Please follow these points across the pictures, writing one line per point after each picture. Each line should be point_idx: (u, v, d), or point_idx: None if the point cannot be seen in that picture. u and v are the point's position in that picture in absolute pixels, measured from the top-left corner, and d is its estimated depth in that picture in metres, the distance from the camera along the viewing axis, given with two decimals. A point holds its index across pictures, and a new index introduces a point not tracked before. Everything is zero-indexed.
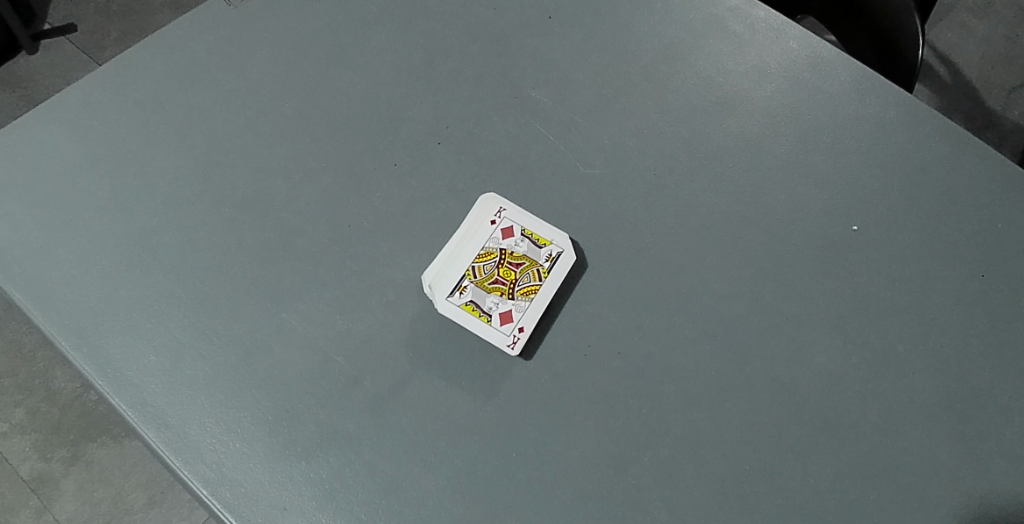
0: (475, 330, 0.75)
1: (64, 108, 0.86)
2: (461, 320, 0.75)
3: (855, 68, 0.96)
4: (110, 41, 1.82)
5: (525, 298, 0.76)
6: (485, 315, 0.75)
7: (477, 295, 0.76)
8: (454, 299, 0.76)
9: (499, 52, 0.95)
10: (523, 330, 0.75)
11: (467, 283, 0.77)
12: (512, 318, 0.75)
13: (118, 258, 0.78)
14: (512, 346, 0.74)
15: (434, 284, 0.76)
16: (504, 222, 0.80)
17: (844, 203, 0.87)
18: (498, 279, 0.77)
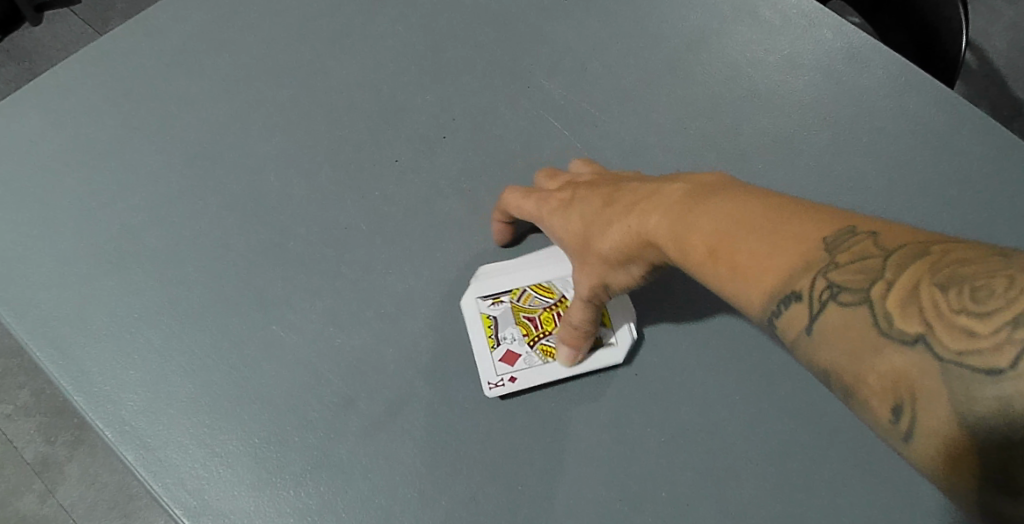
0: (476, 345, 0.69)
1: (43, 96, 0.81)
2: (472, 328, 0.69)
3: (898, 61, 0.88)
4: (116, 13, 1.76)
5: (542, 356, 0.68)
6: (495, 340, 0.69)
7: (506, 318, 0.69)
8: (483, 304, 0.70)
9: (510, 38, 0.88)
10: (514, 381, 0.67)
11: (506, 300, 0.70)
12: (514, 363, 0.68)
13: (101, 260, 0.73)
14: (490, 386, 0.67)
15: (479, 279, 0.70)
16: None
17: (882, 211, 0.82)
18: (535, 318, 0.69)
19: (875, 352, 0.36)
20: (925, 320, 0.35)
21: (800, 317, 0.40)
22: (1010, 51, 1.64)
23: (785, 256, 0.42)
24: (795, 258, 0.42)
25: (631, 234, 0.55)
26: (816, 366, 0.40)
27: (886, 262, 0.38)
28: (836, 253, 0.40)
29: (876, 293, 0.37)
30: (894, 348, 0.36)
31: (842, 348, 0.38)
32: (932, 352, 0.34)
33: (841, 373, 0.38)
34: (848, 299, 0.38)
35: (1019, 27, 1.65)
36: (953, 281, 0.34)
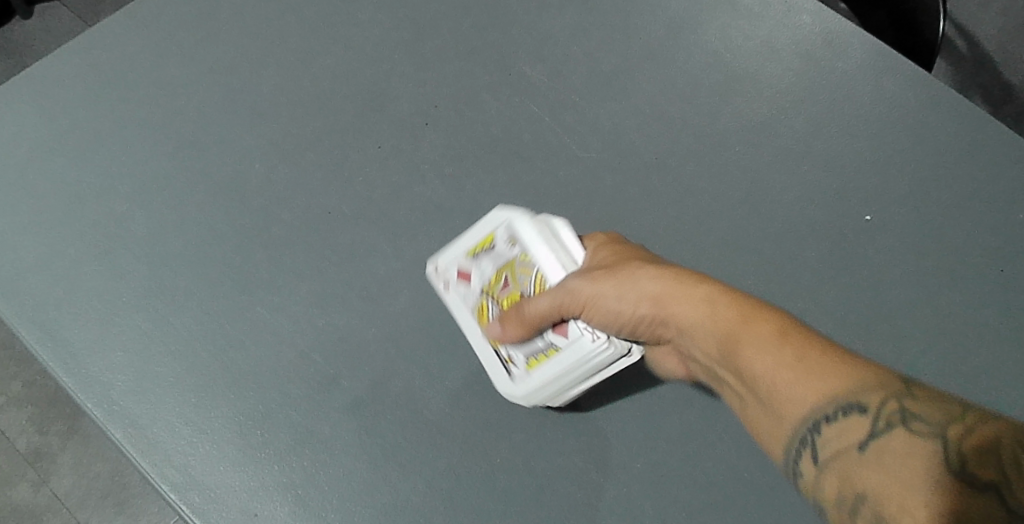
0: (467, 241, 0.71)
1: (29, 85, 0.82)
2: (480, 230, 0.70)
3: (874, 46, 0.91)
4: (106, 5, 1.76)
5: (473, 307, 0.69)
6: (478, 255, 0.70)
7: (495, 261, 0.68)
8: (503, 234, 0.68)
9: (494, 26, 0.90)
10: (445, 290, 0.70)
11: (514, 252, 0.67)
12: (463, 280, 0.70)
13: (87, 245, 0.74)
14: (434, 267, 0.71)
15: (526, 218, 0.66)
16: (579, 330, 0.65)
17: (857, 192, 0.84)
18: (506, 285, 0.67)
19: (936, 491, 0.41)
20: (1000, 471, 0.41)
21: (857, 429, 0.46)
22: (1000, 37, 1.65)
23: (844, 377, 0.48)
24: (872, 378, 0.48)
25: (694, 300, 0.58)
26: (863, 483, 0.44)
27: (961, 413, 0.44)
28: (910, 388, 0.47)
29: (952, 434, 0.43)
30: (964, 493, 0.40)
31: (899, 474, 0.42)
32: (1004, 503, 0.40)
33: (887, 497, 0.42)
34: (921, 428, 0.44)
35: (1008, 12, 1.66)
36: (1006, 448, 0.42)
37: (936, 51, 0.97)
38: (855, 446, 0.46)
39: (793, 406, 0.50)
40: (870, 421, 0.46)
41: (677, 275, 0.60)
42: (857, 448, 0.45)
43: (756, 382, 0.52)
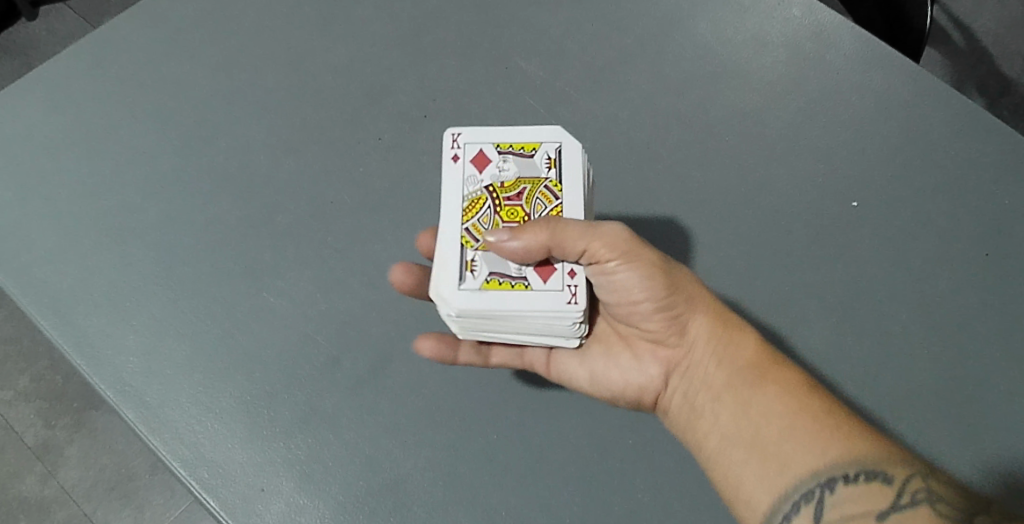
0: (506, 133, 0.76)
1: (51, 88, 0.87)
2: (519, 134, 0.76)
3: (861, 38, 0.93)
4: (110, 6, 1.79)
5: (470, 193, 0.73)
6: (506, 152, 0.76)
7: (523, 170, 0.74)
8: (545, 155, 0.75)
9: (491, 21, 0.93)
10: (455, 156, 0.75)
11: (546, 175, 0.74)
12: (478, 166, 0.75)
13: (102, 236, 0.79)
14: (456, 134, 0.76)
15: (576, 154, 0.74)
16: (561, 284, 0.69)
17: (844, 179, 0.86)
18: (518, 195, 0.73)
19: None
20: None
21: (880, 500, 0.58)
22: (998, 32, 1.67)
23: (860, 448, 0.60)
24: (889, 454, 0.60)
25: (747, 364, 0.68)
26: None
27: (957, 502, 0.57)
28: (926, 478, 0.58)
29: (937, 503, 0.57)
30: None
31: None
32: None
33: None
34: (935, 505, 0.57)
35: (1004, 6, 1.68)
36: None
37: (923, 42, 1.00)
38: (874, 512, 0.58)
39: (800, 463, 0.61)
40: (894, 493, 0.57)
41: (726, 325, 0.69)
42: (874, 515, 0.58)
43: (773, 430, 0.63)
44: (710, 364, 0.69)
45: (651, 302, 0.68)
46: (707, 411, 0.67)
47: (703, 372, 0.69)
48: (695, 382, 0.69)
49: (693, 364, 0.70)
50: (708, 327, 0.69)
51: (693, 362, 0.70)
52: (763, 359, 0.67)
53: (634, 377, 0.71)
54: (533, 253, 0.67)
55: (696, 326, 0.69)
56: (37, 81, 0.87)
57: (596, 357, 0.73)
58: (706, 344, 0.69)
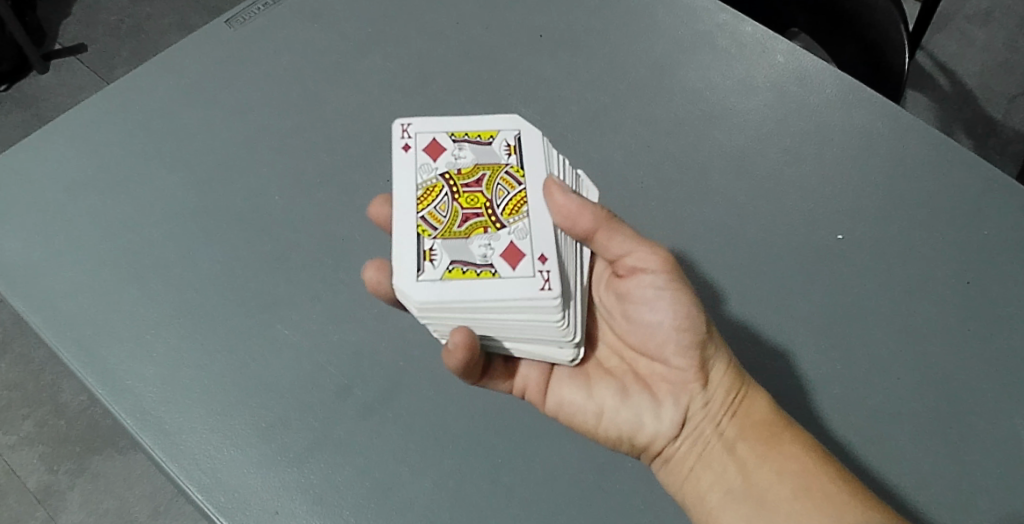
0: (462, 121, 0.82)
1: (86, 140, 0.94)
2: (474, 122, 0.82)
3: (841, 80, 1.00)
4: (121, 61, 1.87)
5: (424, 182, 0.78)
6: (459, 137, 0.81)
7: (481, 156, 0.79)
8: (504, 142, 0.80)
9: (492, 72, 1.00)
10: (405, 144, 0.80)
11: (507, 160, 0.79)
12: (429, 151, 0.80)
13: (126, 274, 0.83)
14: (402, 123, 0.82)
15: (533, 140, 0.80)
16: (532, 269, 0.71)
17: (828, 212, 0.91)
18: (478, 181, 0.77)
19: None
20: None
21: None
22: None
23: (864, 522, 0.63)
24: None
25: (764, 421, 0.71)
26: None
27: None
28: None
29: None
30: None
31: None
32: None
33: None
34: None
35: None
36: None
37: (901, 85, 1.06)
38: None
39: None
40: None
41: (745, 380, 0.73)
42: None
43: (783, 490, 0.67)
44: (725, 416, 0.72)
45: (682, 339, 0.71)
46: (715, 461, 0.72)
47: (716, 423, 0.73)
48: (707, 431, 0.73)
49: (707, 413, 0.73)
50: (729, 376, 0.73)
51: (708, 411, 0.73)
52: (777, 418, 0.71)
53: (646, 420, 0.73)
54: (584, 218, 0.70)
55: (719, 374, 0.73)
56: (72, 135, 0.95)
57: (607, 392, 0.75)
58: (724, 393, 0.72)
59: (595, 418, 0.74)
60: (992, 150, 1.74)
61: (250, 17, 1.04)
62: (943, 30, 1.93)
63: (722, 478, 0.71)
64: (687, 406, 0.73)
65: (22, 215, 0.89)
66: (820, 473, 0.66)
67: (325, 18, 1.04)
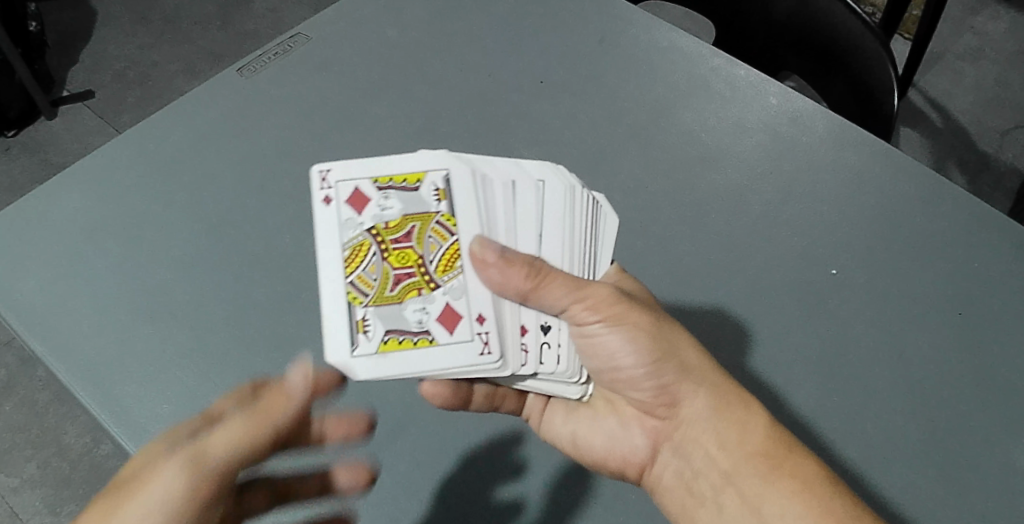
0: (387, 165, 0.86)
1: (101, 185, 0.98)
2: (399, 167, 0.85)
3: (832, 120, 1.04)
4: (128, 106, 1.92)
5: (348, 244, 0.80)
6: (382, 185, 0.84)
7: (409, 206, 0.83)
8: (432, 188, 0.84)
9: (496, 117, 1.04)
10: (326, 197, 0.83)
11: (437, 208, 0.82)
12: (351, 203, 0.82)
13: (140, 315, 0.86)
14: (320, 174, 0.85)
15: (459, 181, 0.84)
16: (470, 332, 0.78)
17: (822, 248, 0.94)
18: (406, 234, 0.81)
19: None
20: None
21: None
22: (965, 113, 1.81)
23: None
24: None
25: (760, 452, 0.71)
26: None
27: None
28: None
29: None
30: None
31: None
32: None
33: None
34: None
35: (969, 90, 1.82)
36: None
37: (892, 125, 1.10)
38: None
39: None
40: None
41: (732, 408, 0.73)
42: None
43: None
44: (712, 446, 0.74)
45: (639, 368, 0.75)
46: (712, 495, 0.73)
47: (705, 453, 0.74)
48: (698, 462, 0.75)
49: (689, 441, 0.76)
50: (705, 403, 0.74)
51: (690, 439, 0.75)
52: (775, 447, 0.71)
53: (625, 450, 0.78)
54: (512, 279, 0.74)
55: (692, 401, 0.75)
56: (87, 180, 0.98)
57: (586, 420, 0.82)
58: (706, 422, 0.74)
59: (571, 444, 0.79)
60: (986, 185, 1.78)
61: (262, 65, 1.09)
62: (933, 68, 1.98)
63: (722, 513, 0.72)
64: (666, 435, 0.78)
65: (39, 258, 0.92)
66: (830, 504, 0.67)
67: (335, 66, 1.09)
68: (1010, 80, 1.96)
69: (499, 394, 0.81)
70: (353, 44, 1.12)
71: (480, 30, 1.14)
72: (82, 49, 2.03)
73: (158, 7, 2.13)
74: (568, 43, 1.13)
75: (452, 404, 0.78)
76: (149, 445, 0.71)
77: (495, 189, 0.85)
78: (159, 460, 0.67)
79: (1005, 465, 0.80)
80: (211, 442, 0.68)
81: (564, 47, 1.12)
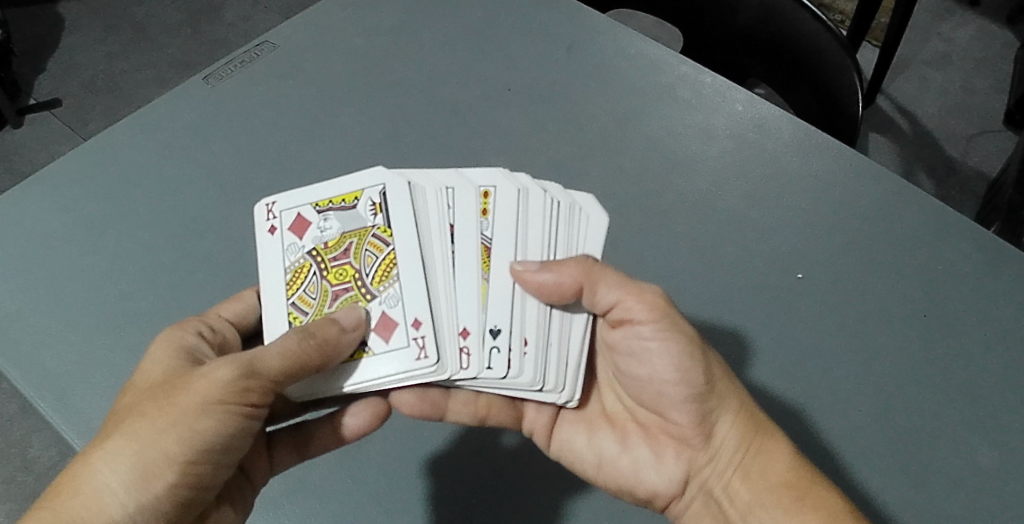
0: (328, 188, 0.88)
1: (63, 193, 0.96)
2: (339, 188, 0.88)
3: (796, 126, 1.06)
4: (96, 115, 1.90)
5: (289, 269, 0.84)
6: (322, 206, 0.87)
7: (347, 223, 0.85)
8: (369, 202, 0.86)
9: (466, 124, 1.05)
10: (271, 226, 0.86)
11: (374, 221, 0.84)
12: (292, 228, 0.86)
13: (103, 324, 0.85)
14: (265, 205, 0.88)
15: (395, 194, 0.85)
16: (406, 339, 0.78)
17: (788, 253, 0.95)
18: (344, 250, 0.84)
19: None
20: None
21: None
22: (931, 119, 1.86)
23: None
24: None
25: (788, 483, 0.73)
26: None
27: None
28: None
29: None
30: None
31: None
32: None
33: None
34: None
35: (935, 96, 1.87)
36: None
37: (858, 129, 1.12)
38: None
39: None
40: None
41: (758, 438, 0.75)
42: None
43: None
44: (735, 475, 0.75)
45: (682, 386, 0.74)
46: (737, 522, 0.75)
47: (728, 482, 0.76)
48: (721, 490, 0.76)
49: (714, 469, 0.76)
50: (734, 433, 0.75)
51: (715, 467, 0.76)
52: (800, 479, 0.72)
53: (647, 474, 0.78)
54: (564, 286, 0.77)
55: (722, 429, 0.75)
56: (50, 190, 0.97)
57: (606, 438, 0.82)
58: (733, 451, 0.75)
59: (596, 468, 0.79)
60: (953, 189, 1.82)
61: (229, 73, 1.08)
62: (900, 75, 2.03)
63: None
64: (692, 460, 0.78)
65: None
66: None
67: (305, 74, 1.09)
68: (975, 86, 2.00)
69: (483, 404, 0.82)
70: (323, 52, 1.12)
71: (450, 38, 1.15)
72: (49, 57, 2.00)
73: (128, 15, 2.10)
74: (538, 51, 1.14)
75: (425, 413, 0.79)
76: (163, 356, 0.70)
77: (432, 201, 0.86)
78: (196, 370, 0.67)
79: (967, 462, 0.82)
80: (268, 352, 0.68)
81: (534, 56, 1.13)
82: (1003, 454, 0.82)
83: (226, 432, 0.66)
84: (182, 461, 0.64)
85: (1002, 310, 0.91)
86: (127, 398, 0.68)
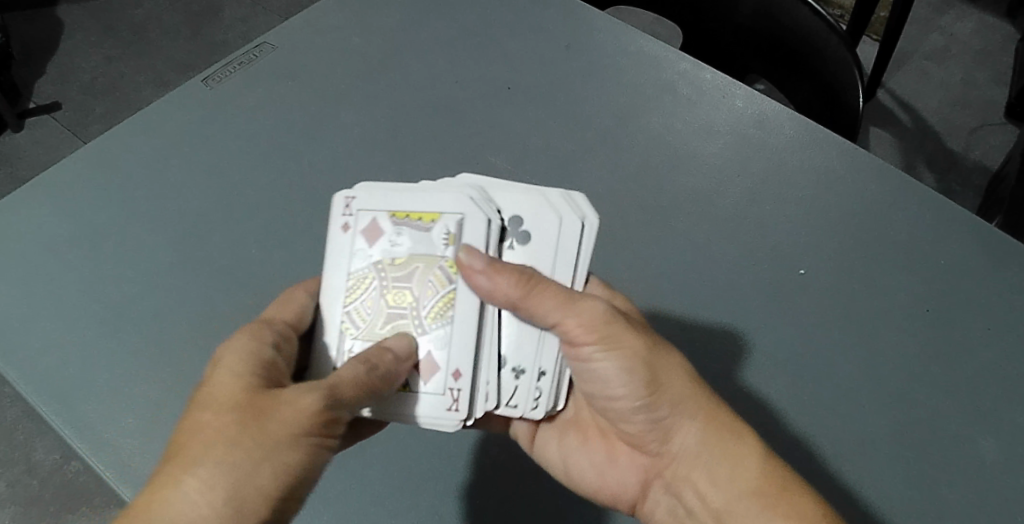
0: (413, 199, 0.85)
1: (62, 195, 0.96)
2: (420, 203, 0.84)
3: (796, 121, 1.05)
4: (95, 117, 1.90)
5: (351, 277, 0.83)
6: (403, 219, 0.84)
7: (418, 246, 0.84)
8: (443, 229, 0.83)
9: (465, 124, 1.05)
10: (347, 223, 0.86)
11: (445, 251, 0.83)
12: (367, 232, 0.85)
13: (103, 327, 0.86)
14: (346, 198, 0.86)
15: (471, 227, 0.82)
16: (443, 386, 0.81)
17: (788, 249, 0.95)
18: (410, 274, 0.83)
19: None
20: None
21: None
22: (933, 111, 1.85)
23: None
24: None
25: (748, 488, 0.70)
26: None
27: None
28: None
29: None
30: None
31: None
32: None
33: None
34: None
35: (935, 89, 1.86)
36: None
37: (858, 124, 1.11)
38: None
39: None
40: None
41: (720, 442, 0.73)
42: None
43: None
44: (701, 480, 0.73)
45: (632, 400, 0.74)
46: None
47: (693, 486, 0.74)
48: (687, 494, 0.75)
49: (677, 473, 0.76)
50: (694, 437, 0.74)
51: (679, 470, 0.75)
52: (765, 484, 0.70)
53: (613, 478, 0.80)
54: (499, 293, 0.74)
55: (682, 435, 0.74)
56: (48, 193, 0.96)
57: (574, 444, 0.84)
58: (694, 457, 0.74)
59: (563, 469, 0.81)
60: (954, 182, 1.82)
61: (227, 75, 1.08)
62: (901, 69, 2.02)
63: None
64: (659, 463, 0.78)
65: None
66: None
67: (303, 75, 1.09)
68: (976, 78, 2.00)
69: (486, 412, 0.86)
70: (322, 51, 1.11)
71: (448, 37, 1.14)
72: (48, 60, 2.00)
73: (125, 16, 2.10)
74: (536, 49, 1.13)
75: None
76: (242, 371, 0.64)
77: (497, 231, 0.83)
78: (279, 392, 0.63)
79: (966, 456, 0.82)
80: (339, 382, 0.66)
81: (534, 53, 1.13)
82: (1006, 448, 0.82)
83: (312, 465, 0.63)
84: (276, 498, 0.60)
85: (1004, 304, 0.91)
86: (203, 416, 0.61)
